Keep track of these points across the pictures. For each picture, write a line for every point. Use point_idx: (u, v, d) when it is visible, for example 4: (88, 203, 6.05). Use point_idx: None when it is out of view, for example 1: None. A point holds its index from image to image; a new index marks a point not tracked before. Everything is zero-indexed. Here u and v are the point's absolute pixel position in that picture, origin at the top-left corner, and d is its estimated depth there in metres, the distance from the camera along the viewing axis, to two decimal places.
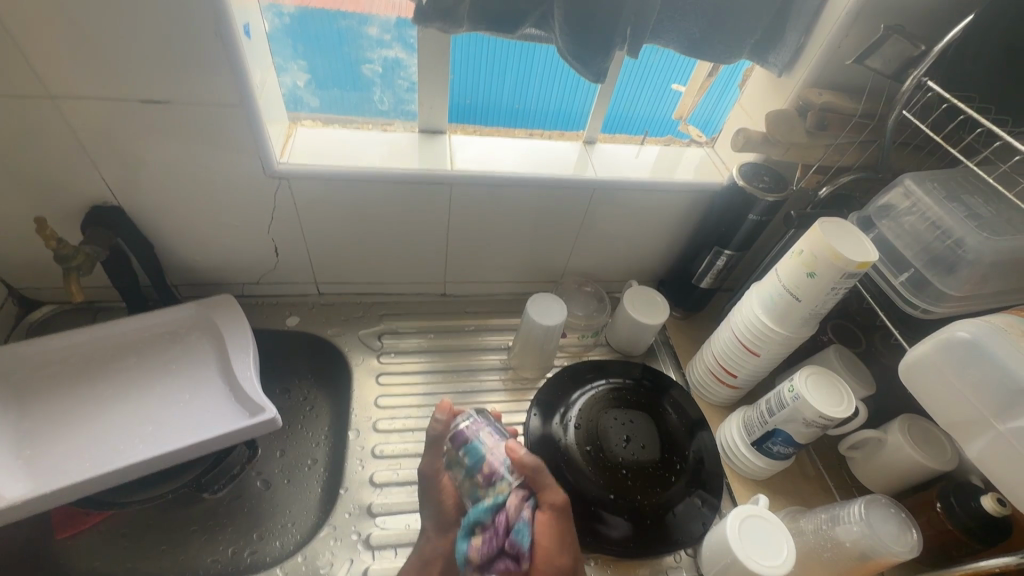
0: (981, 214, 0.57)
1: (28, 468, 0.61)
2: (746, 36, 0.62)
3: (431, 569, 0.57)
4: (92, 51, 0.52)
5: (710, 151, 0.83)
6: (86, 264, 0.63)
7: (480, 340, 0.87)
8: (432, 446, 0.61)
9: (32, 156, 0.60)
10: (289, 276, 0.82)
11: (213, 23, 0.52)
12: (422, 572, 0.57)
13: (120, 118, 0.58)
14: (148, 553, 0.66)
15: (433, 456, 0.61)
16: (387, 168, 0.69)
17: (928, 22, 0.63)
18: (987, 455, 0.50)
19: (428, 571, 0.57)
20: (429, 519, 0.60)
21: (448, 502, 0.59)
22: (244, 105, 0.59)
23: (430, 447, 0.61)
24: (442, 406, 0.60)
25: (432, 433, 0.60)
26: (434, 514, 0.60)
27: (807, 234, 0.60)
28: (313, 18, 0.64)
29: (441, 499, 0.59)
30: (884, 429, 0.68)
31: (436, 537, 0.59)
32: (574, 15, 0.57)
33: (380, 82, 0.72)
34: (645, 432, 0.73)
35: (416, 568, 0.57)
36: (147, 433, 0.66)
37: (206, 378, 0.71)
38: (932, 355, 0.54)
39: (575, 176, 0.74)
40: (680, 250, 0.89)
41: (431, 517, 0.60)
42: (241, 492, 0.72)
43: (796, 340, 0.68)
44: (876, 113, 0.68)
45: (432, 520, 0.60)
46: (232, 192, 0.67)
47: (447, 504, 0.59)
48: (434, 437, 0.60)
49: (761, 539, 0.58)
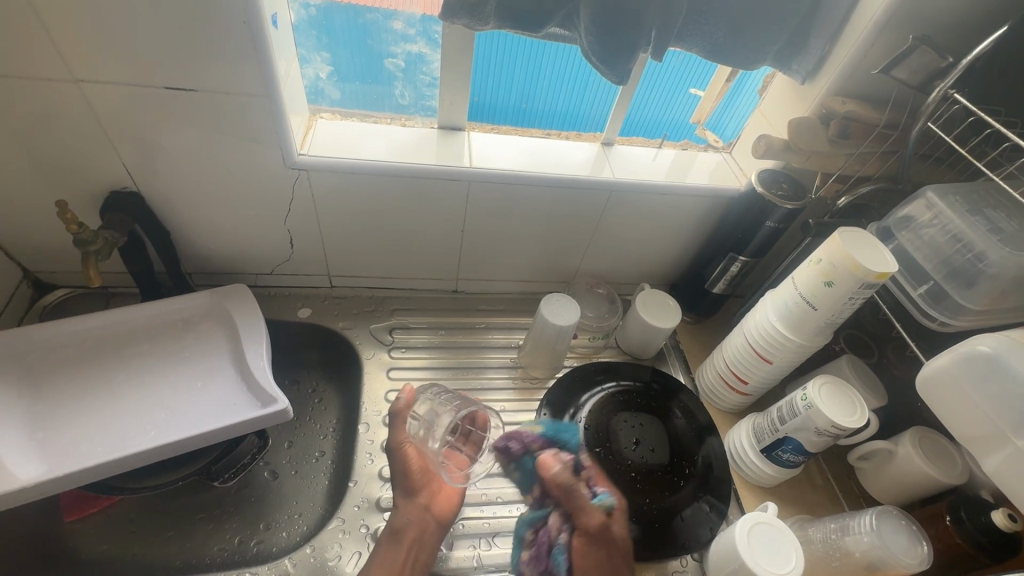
0: (1004, 228, 0.57)
1: (41, 449, 0.61)
2: (771, 42, 0.62)
3: (404, 534, 0.61)
4: (119, 36, 0.52)
5: (728, 156, 0.83)
6: (105, 250, 0.64)
7: (489, 338, 0.87)
8: (395, 422, 0.66)
9: (55, 140, 0.60)
10: (303, 267, 0.82)
11: (242, 12, 0.52)
12: (395, 538, 0.60)
13: (144, 104, 0.58)
14: (155, 539, 0.66)
15: (398, 430, 0.66)
16: (406, 163, 0.69)
17: (957, 33, 0.63)
18: (1003, 469, 0.50)
19: (401, 535, 0.60)
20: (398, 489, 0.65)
21: (415, 470, 0.65)
22: (267, 95, 0.59)
23: (394, 423, 0.66)
24: (404, 389, 0.66)
25: (394, 410, 0.66)
26: (401, 483, 0.65)
27: (825, 243, 0.60)
28: (337, 11, 0.64)
29: (405, 464, 0.65)
30: (895, 440, 0.68)
31: (405, 504, 0.63)
32: (600, 16, 0.56)
33: (401, 77, 0.72)
34: (654, 435, 0.74)
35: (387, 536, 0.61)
36: (159, 419, 0.66)
37: (218, 366, 0.71)
38: (951, 367, 0.54)
39: (592, 177, 0.74)
40: (694, 255, 0.89)
41: (398, 485, 0.65)
42: (249, 481, 0.72)
43: (809, 349, 0.67)
44: (899, 124, 0.68)
45: (400, 488, 0.65)
46: (251, 181, 0.67)
47: (412, 466, 0.65)
48: (395, 415, 0.66)
49: (770, 546, 0.58)
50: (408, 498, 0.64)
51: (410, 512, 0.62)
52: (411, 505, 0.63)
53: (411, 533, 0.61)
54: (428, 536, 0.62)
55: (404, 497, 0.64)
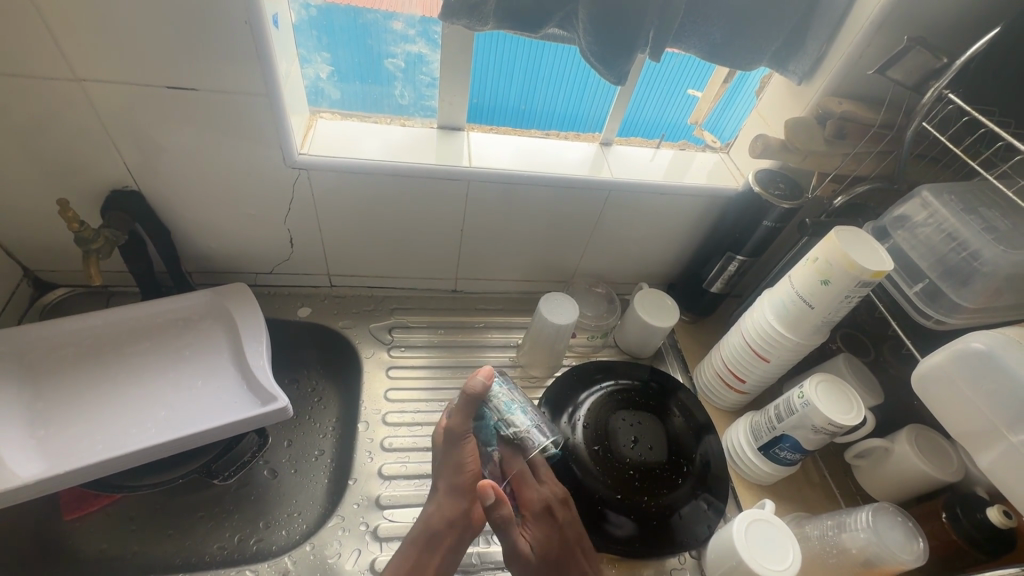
0: (997, 227, 0.57)
1: (41, 447, 0.61)
2: (768, 43, 0.62)
3: (441, 538, 0.60)
4: (120, 35, 0.53)
5: (725, 156, 0.83)
6: (106, 248, 0.64)
7: (488, 338, 0.87)
8: (466, 405, 0.63)
9: (56, 139, 0.60)
10: (303, 267, 0.82)
11: (243, 12, 0.53)
12: (429, 542, 0.59)
13: (145, 104, 0.58)
14: (155, 537, 0.67)
15: (466, 416, 0.63)
16: (405, 163, 0.69)
17: (951, 33, 0.63)
18: (998, 466, 0.51)
19: (439, 539, 0.60)
20: (445, 481, 0.62)
21: (471, 467, 0.63)
22: (268, 94, 0.59)
23: (464, 407, 0.63)
24: (485, 370, 0.62)
25: (470, 392, 0.62)
26: (451, 474, 0.63)
27: (822, 242, 0.61)
28: (338, 12, 0.64)
29: (465, 466, 0.63)
30: (891, 438, 0.68)
31: (448, 503, 0.61)
32: (598, 17, 0.57)
33: (401, 77, 0.72)
34: (652, 433, 0.74)
35: (421, 534, 0.60)
36: (160, 417, 0.66)
37: (218, 365, 0.71)
38: (946, 364, 0.54)
39: (591, 176, 0.74)
40: (692, 255, 0.90)
41: (446, 480, 0.62)
42: (249, 480, 0.72)
43: (806, 347, 0.68)
44: (895, 124, 0.69)
45: (446, 483, 0.62)
46: (251, 180, 0.68)
47: (469, 467, 0.63)
48: (471, 398, 0.62)
49: (768, 543, 0.58)
50: (457, 495, 0.62)
51: (451, 511, 0.61)
52: (456, 506, 0.61)
53: (450, 536, 0.60)
54: (461, 541, 0.61)
55: (451, 494, 0.62)
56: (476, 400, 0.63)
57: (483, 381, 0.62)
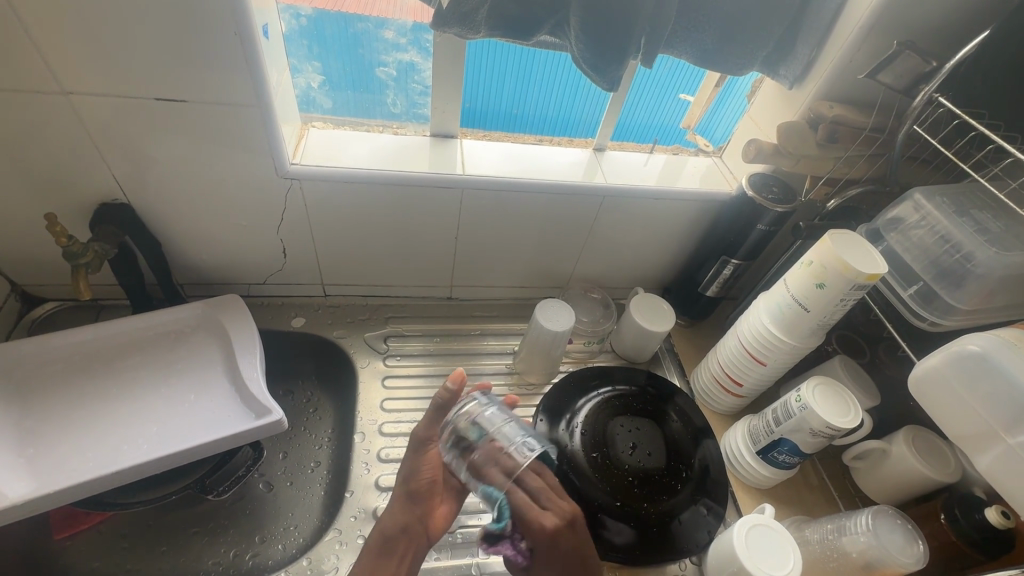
0: (990, 229, 0.58)
1: (31, 466, 0.60)
2: (759, 47, 0.63)
3: (395, 543, 0.58)
4: (107, 47, 0.52)
5: (718, 160, 0.83)
6: (95, 261, 0.63)
7: (483, 345, 0.87)
8: (434, 413, 0.62)
9: (42, 151, 0.59)
10: (297, 277, 0.82)
11: (233, 23, 0.52)
12: (384, 548, 0.57)
13: (133, 115, 0.58)
14: (149, 555, 0.65)
15: (432, 423, 0.62)
16: (399, 172, 0.69)
17: (940, 37, 0.64)
18: (996, 468, 0.51)
19: (394, 545, 0.57)
20: (402, 485, 0.62)
21: (429, 473, 0.62)
22: (258, 104, 0.59)
23: (434, 410, 0.62)
24: (453, 376, 0.60)
25: (440, 399, 0.61)
26: (407, 481, 0.62)
27: (817, 245, 0.61)
28: (328, 20, 0.64)
29: (422, 472, 0.62)
30: (888, 439, 0.69)
31: (402, 511, 0.60)
32: (590, 24, 0.57)
33: (393, 85, 0.72)
34: (651, 439, 0.73)
35: (377, 541, 0.58)
36: (152, 433, 0.65)
37: (212, 378, 0.70)
38: (943, 367, 0.54)
39: (585, 182, 0.74)
40: (687, 259, 0.90)
41: (403, 486, 0.62)
42: (244, 494, 0.71)
43: (803, 350, 0.68)
44: (886, 127, 0.69)
45: (405, 488, 0.61)
46: (242, 191, 0.67)
47: (425, 474, 0.62)
48: (439, 403, 0.61)
49: (769, 548, 0.58)
50: (411, 503, 0.60)
51: (405, 517, 0.59)
52: (409, 513, 0.60)
53: (406, 542, 0.58)
54: (417, 548, 0.59)
55: (406, 501, 0.60)
56: (445, 408, 0.61)
57: (453, 386, 0.60)
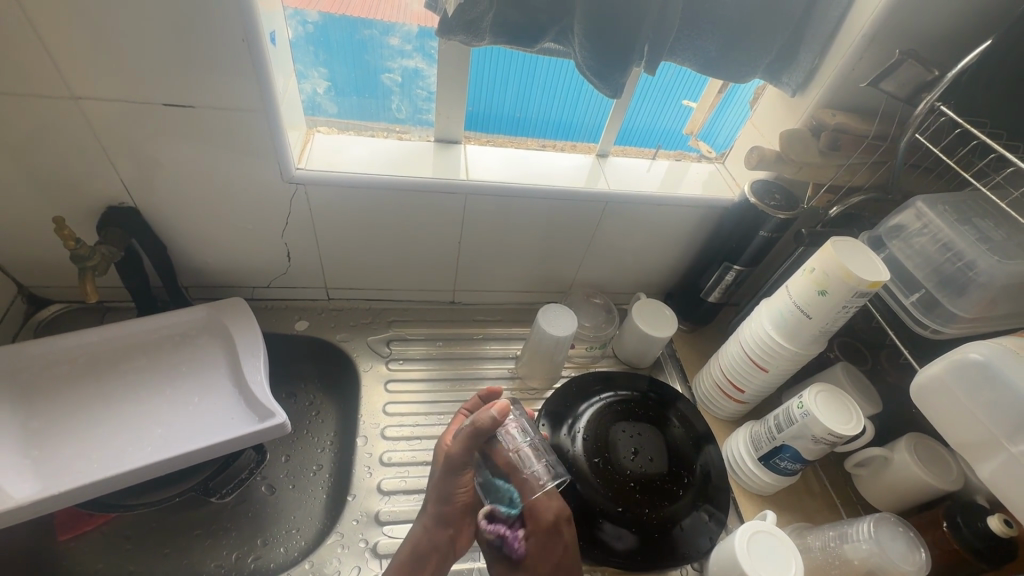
0: (991, 237, 0.58)
1: (36, 469, 0.60)
2: (762, 55, 0.63)
3: (426, 563, 0.59)
4: (117, 53, 0.53)
5: (720, 167, 0.84)
6: (102, 265, 0.63)
7: (485, 349, 0.87)
8: (470, 439, 0.58)
9: (51, 155, 0.60)
10: (301, 280, 0.82)
11: (240, 30, 0.53)
12: (414, 566, 0.58)
13: (142, 120, 0.58)
14: (151, 557, 0.66)
15: (467, 449, 0.59)
16: (403, 177, 0.69)
17: (941, 47, 0.64)
18: (998, 477, 0.51)
19: (424, 564, 0.59)
20: (432, 507, 0.60)
21: (462, 495, 0.61)
22: (265, 110, 0.59)
23: (470, 438, 0.58)
24: (500, 406, 0.58)
25: (478, 426, 0.57)
26: (439, 502, 0.60)
27: (819, 253, 0.61)
28: (334, 27, 0.65)
29: (454, 494, 0.60)
30: (890, 447, 0.69)
31: (434, 530, 0.60)
32: (593, 31, 0.57)
33: (398, 91, 0.73)
34: (653, 445, 0.73)
35: (407, 556, 0.59)
36: (156, 435, 0.65)
37: (215, 381, 0.71)
38: (945, 375, 0.54)
39: (588, 188, 0.75)
40: (690, 264, 0.90)
41: (433, 510, 0.60)
42: (247, 496, 0.71)
43: (805, 357, 0.68)
44: (889, 135, 0.69)
45: (435, 512, 0.60)
46: (247, 195, 0.68)
47: (457, 500, 0.61)
48: (477, 431, 0.58)
49: (771, 556, 0.58)
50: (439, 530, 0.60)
51: (438, 538, 0.60)
52: (441, 534, 0.60)
53: (435, 562, 0.59)
54: (445, 565, 0.60)
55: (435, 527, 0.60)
56: (483, 437, 0.58)
57: (496, 416, 0.58)
